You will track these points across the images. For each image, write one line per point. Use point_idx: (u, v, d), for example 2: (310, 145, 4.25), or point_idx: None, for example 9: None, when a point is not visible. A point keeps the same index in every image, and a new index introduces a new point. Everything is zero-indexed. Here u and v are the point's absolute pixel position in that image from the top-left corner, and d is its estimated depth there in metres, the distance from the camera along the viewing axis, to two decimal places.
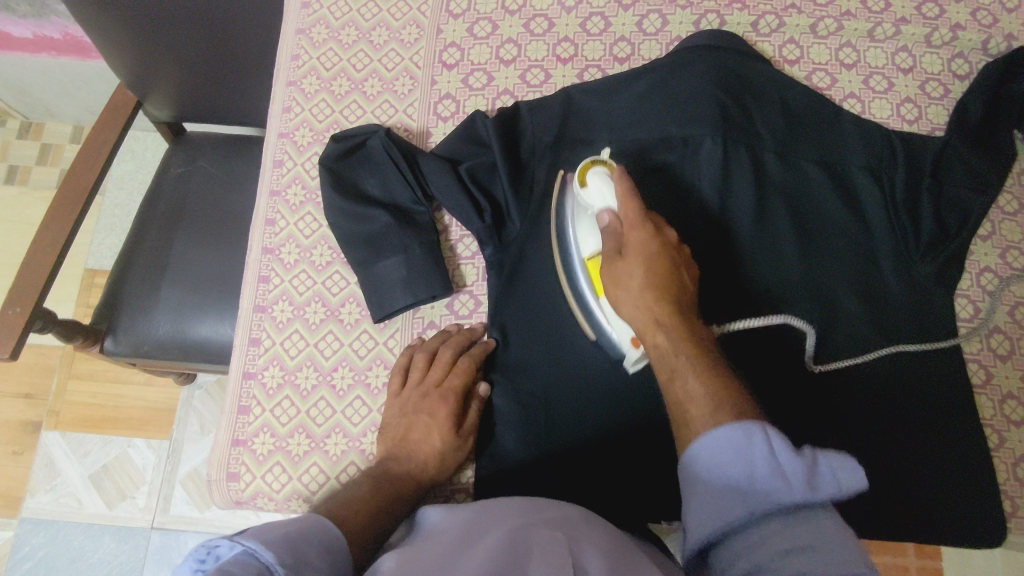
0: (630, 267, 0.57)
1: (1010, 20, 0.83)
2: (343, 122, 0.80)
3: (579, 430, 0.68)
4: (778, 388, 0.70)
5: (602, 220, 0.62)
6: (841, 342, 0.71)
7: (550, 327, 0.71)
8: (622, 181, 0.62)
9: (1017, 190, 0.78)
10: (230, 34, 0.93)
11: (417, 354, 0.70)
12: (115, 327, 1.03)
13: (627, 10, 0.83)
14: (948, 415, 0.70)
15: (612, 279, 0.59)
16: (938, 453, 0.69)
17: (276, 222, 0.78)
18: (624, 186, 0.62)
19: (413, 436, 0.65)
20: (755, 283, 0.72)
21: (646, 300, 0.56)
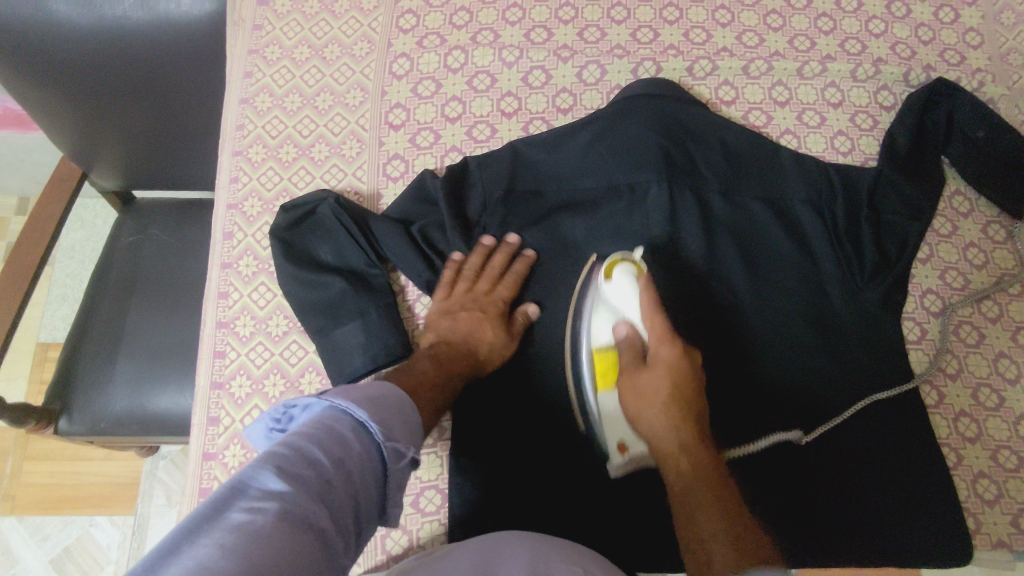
0: (655, 378, 0.62)
1: (926, 52, 0.88)
2: (293, 189, 0.80)
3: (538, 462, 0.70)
4: (747, 462, 0.70)
5: (619, 329, 0.67)
6: (795, 375, 0.73)
7: (511, 377, 0.72)
8: (649, 292, 0.67)
9: (948, 213, 0.82)
10: (174, 104, 0.93)
11: (469, 263, 0.74)
12: (70, 405, 0.99)
13: (566, 62, 0.85)
14: (907, 442, 0.71)
15: (631, 386, 0.63)
16: (899, 480, 0.70)
17: (229, 294, 0.77)
18: (651, 298, 0.66)
19: (461, 331, 0.70)
20: (706, 313, 0.74)
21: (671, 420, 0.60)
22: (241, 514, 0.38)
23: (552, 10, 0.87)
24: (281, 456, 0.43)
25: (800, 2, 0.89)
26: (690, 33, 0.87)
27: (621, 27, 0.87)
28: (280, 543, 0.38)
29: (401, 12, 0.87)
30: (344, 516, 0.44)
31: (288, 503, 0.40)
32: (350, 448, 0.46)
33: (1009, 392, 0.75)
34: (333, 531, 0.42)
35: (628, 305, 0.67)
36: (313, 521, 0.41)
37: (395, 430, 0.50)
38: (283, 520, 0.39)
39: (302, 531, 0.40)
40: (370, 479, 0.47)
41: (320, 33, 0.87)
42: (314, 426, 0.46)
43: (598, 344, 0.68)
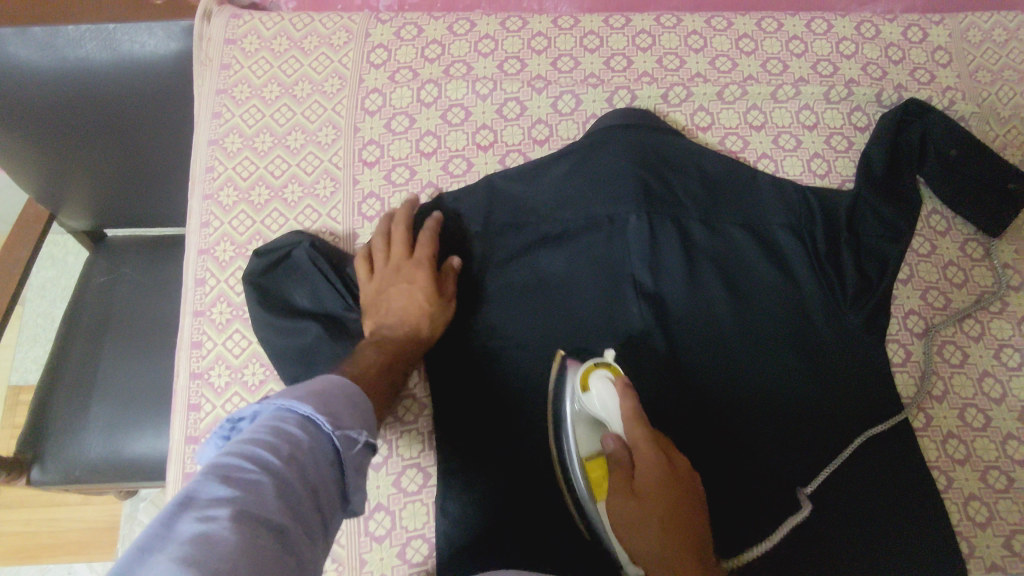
0: (646, 502, 0.53)
1: (897, 72, 0.88)
2: (266, 232, 0.78)
3: (526, 490, 0.68)
4: (737, 482, 0.69)
5: (608, 444, 0.58)
6: (782, 404, 0.72)
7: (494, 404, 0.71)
8: (625, 394, 0.59)
9: (926, 233, 0.82)
10: (142, 146, 0.91)
11: (376, 238, 0.73)
12: (42, 455, 0.96)
13: (541, 93, 0.84)
14: (895, 473, 0.71)
15: (623, 514, 0.54)
16: (886, 512, 0.69)
17: (203, 343, 0.75)
18: (630, 406, 0.58)
19: (397, 306, 0.68)
20: (689, 339, 0.74)
21: (674, 554, 0.50)
22: (195, 524, 0.35)
23: (524, 40, 0.87)
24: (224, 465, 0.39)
25: (771, 26, 0.90)
26: (663, 60, 0.87)
27: (594, 56, 0.87)
28: (235, 554, 0.34)
29: (371, 46, 0.86)
30: (309, 516, 0.41)
31: (240, 510, 0.37)
32: (303, 445, 0.42)
33: (995, 412, 0.75)
34: (295, 530, 0.39)
35: (613, 413, 0.60)
36: (271, 524, 0.37)
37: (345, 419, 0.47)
38: (236, 528, 0.35)
39: (259, 536, 0.36)
40: (328, 476, 0.44)
41: (290, 70, 0.86)
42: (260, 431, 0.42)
43: (586, 453, 0.62)
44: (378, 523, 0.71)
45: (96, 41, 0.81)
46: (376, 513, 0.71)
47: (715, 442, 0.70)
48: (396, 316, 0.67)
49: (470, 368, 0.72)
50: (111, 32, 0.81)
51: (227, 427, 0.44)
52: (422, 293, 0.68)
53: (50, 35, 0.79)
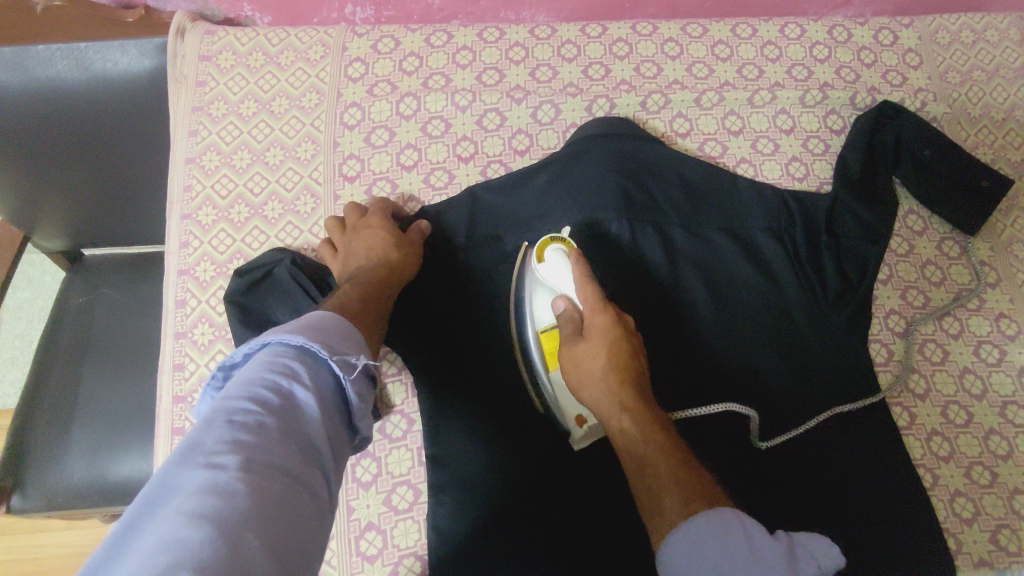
0: (592, 349, 0.63)
1: (870, 74, 0.89)
2: (247, 250, 0.78)
3: (516, 488, 0.68)
4: (727, 476, 0.70)
5: (559, 306, 0.68)
6: (769, 402, 0.72)
7: (486, 402, 0.71)
8: (579, 265, 0.68)
9: (904, 233, 0.84)
10: (117, 165, 0.89)
11: (336, 218, 0.76)
12: (24, 481, 0.94)
13: (520, 103, 0.84)
14: (880, 455, 0.72)
15: (573, 358, 0.64)
16: (878, 494, 0.70)
17: (185, 365, 0.74)
18: (582, 270, 0.68)
19: (367, 253, 0.70)
20: (677, 339, 0.74)
21: (613, 385, 0.60)
22: (205, 469, 0.37)
23: (502, 50, 0.87)
24: (226, 410, 0.42)
25: (746, 31, 0.90)
26: (640, 68, 0.88)
27: (572, 65, 0.87)
28: (248, 486, 0.38)
29: (348, 59, 0.85)
30: (317, 443, 0.45)
31: (246, 452, 0.39)
32: (301, 376, 0.47)
33: (977, 408, 0.76)
34: (303, 460, 0.43)
35: (563, 282, 0.69)
36: (276, 463, 0.40)
37: (341, 348, 0.51)
38: (244, 471, 0.38)
39: (266, 476, 0.39)
40: (329, 406, 0.48)
41: (267, 85, 0.85)
42: (262, 362, 0.46)
43: (542, 325, 0.70)
44: (370, 542, 0.70)
45: (68, 60, 0.80)
46: (367, 532, 0.70)
47: (701, 433, 0.71)
48: (363, 260, 0.69)
49: (452, 348, 0.73)
50: (82, 50, 0.80)
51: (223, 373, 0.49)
52: (388, 242, 0.71)
53: (19, 55, 0.79)
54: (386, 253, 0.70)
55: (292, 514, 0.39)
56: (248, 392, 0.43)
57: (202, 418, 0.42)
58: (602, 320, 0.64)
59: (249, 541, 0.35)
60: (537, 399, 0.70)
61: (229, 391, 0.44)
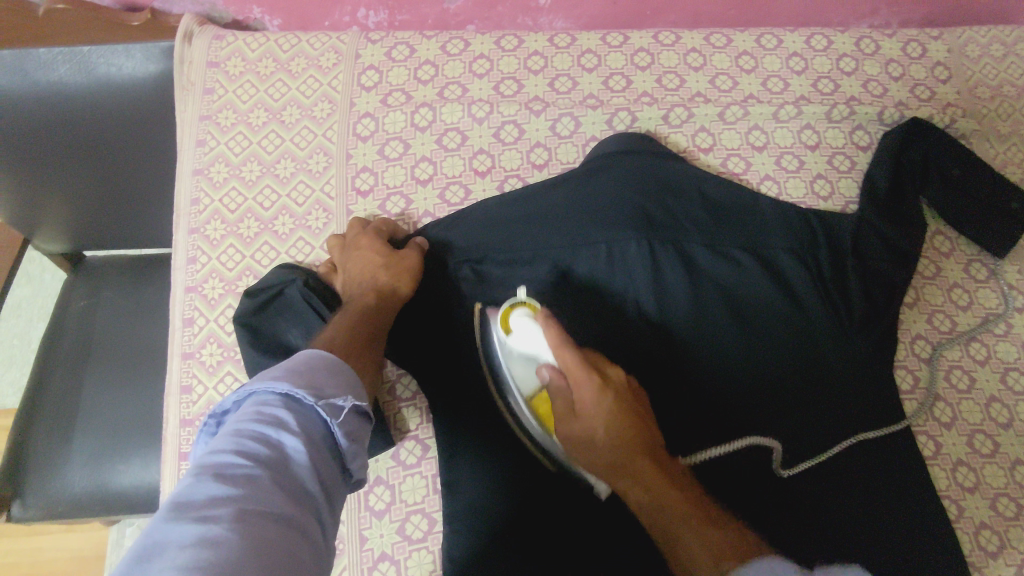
0: (591, 423, 0.57)
1: (898, 89, 0.87)
2: (256, 267, 0.76)
3: (532, 511, 0.65)
4: (749, 504, 0.67)
5: (543, 374, 0.61)
6: (793, 437, 0.69)
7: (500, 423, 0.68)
8: (547, 325, 0.60)
9: (930, 254, 0.82)
10: (122, 171, 0.87)
11: (335, 237, 0.74)
12: (22, 489, 0.91)
13: (539, 116, 0.82)
14: (898, 504, 0.69)
15: (570, 434, 0.59)
16: (895, 539, 0.68)
17: (193, 387, 0.73)
18: (551, 331, 0.60)
19: (361, 276, 0.68)
20: (700, 371, 0.70)
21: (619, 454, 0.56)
22: (194, 524, 0.35)
23: (521, 59, 0.84)
24: (212, 465, 0.39)
25: (771, 42, 0.88)
26: (662, 79, 0.85)
27: (592, 76, 0.84)
28: (243, 541, 0.35)
29: (362, 68, 0.83)
30: (311, 491, 0.42)
31: (237, 504, 0.37)
32: (289, 425, 0.44)
33: (1003, 437, 0.74)
34: (298, 512, 0.40)
35: (538, 347, 0.61)
36: (270, 511, 0.38)
37: (328, 387, 0.47)
38: (237, 523, 0.36)
39: (260, 527, 0.36)
40: (322, 450, 0.45)
41: (277, 93, 0.82)
42: (247, 414, 0.43)
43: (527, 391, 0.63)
44: (383, 573, 0.68)
45: (70, 63, 0.77)
46: (381, 563, 0.69)
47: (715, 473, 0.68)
48: (357, 284, 0.68)
49: (459, 366, 0.70)
50: (85, 54, 0.77)
51: (213, 423, 0.46)
52: (380, 260, 0.69)
53: (20, 59, 0.76)
54: (377, 273, 0.68)
55: (292, 563, 0.37)
56: (235, 444, 0.41)
57: (188, 474, 0.39)
58: (585, 387, 0.58)
59: None
60: (547, 459, 0.65)
61: (216, 444, 0.41)
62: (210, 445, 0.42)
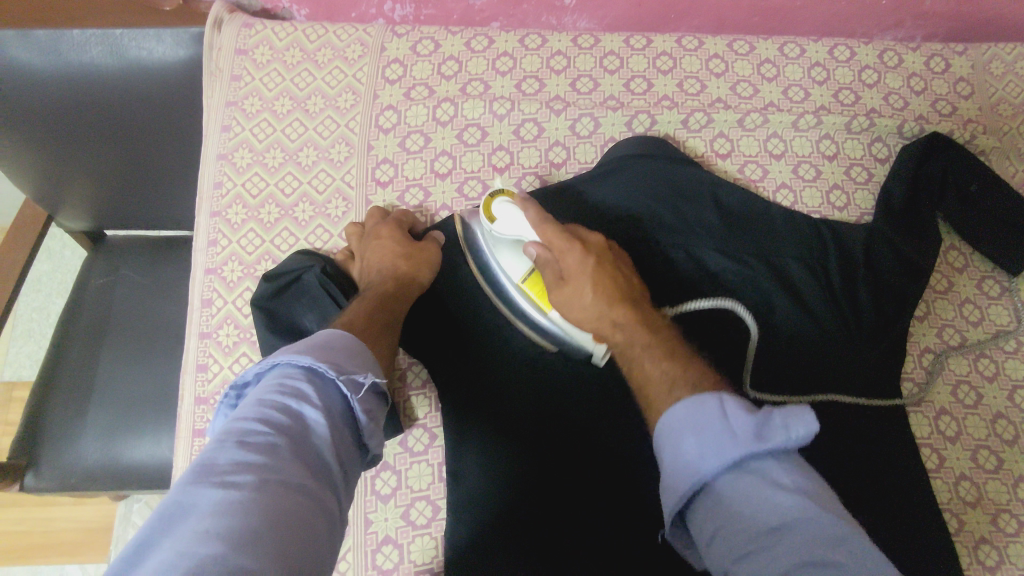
0: (578, 285, 0.62)
1: (919, 103, 0.87)
2: (275, 252, 0.78)
3: (535, 503, 0.66)
4: None
5: (529, 253, 0.65)
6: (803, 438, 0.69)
7: (508, 414, 0.68)
8: (529, 206, 0.66)
9: (944, 269, 0.82)
10: (147, 152, 0.88)
11: (355, 226, 0.76)
12: (37, 459, 0.93)
13: (559, 115, 0.83)
14: (909, 515, 0.68)
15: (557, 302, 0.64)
16: (903, 551, 0.67)
17: (208, 366, 0.75)
18: (533, 211, 0.66)
19: (377, 263, 0.69)
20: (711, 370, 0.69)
21: (602, 304, 0.61)
22: (217, 489, 0.36)
23: (544, 58, 0.85)
24: (235, 432, 0.40)
25: (793, 51, 0.88)
26: (683, 84, 0.86)
27: (613, 78, 0.85)
28: (263, 508, 0.36)
29: (387, 60, 0.84)
30: (329, 463, 0.44)
31: (259, 470, 0.38)
32: (309, 395, 0.45)
33: (1008, 454, 0.74)
34: (316, 483, 0.41)
35: (521, 228, 0.66)
36: (291, 481, 0.39)
37: (349, 366, 0.48)
38: (258, 489, 0.37)
39: (280, 494, 0.38)
40: (341, 425, 0.46)
41: (302, 83, 0.84)
42: (270, 383, 0.45)
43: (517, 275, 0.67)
44: (386, 556, 0.70)
45: (102, 46, 0.78)
46: (384, 546, 0.70)
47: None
48: (374, 272, 0.69)
49: (470, 355, 0.71)
50: (117, 36, 0.78)
51: (235, 394, 0.48)
52: (398, 249, 0.70)
53: (54, 39, 0.77)
54: (394, 262, 0.69)
55: (309, 530, 0.38)
56: (258, 413, 0.42)
57: (212, 441, 0.41)
58: (568, 252, 0.64)
59: (266, 556, 0.34)
60: (544, 340, 0.69)
61: (239, 412, 0.43)
62: (234, 412, 0.43)
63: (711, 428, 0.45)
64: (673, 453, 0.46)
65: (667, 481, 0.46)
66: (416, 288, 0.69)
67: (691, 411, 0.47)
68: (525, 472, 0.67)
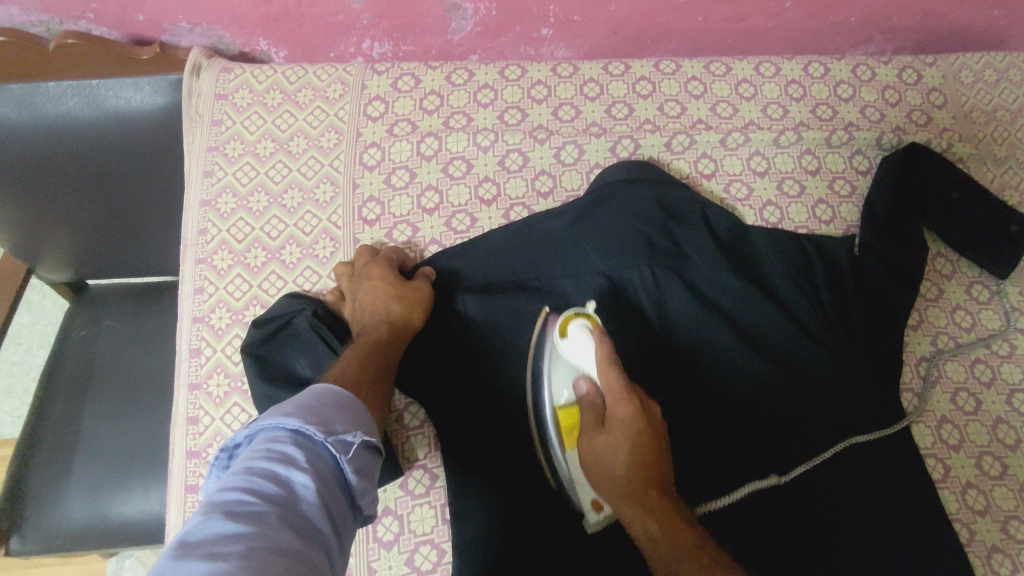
0: (613, 444, 0.56)
1: (895, 114, 0.88)
2: (263, 296, 0.77)
3: (541, 523, 0.65)
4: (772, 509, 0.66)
5: (580, 388, 0.62)
6: (810, 436, 0.68)
7: (505, 438, 0.68)
8: (603, 342, 0.62)
9: (933, 276, 0.82)
10: (129, 202, 0.87)
11: (343, 266, 0.75)
12: (21, 523, 0.89)
13: (543, 144, 0.83)
14: (920, 507, 0.68)
15: (593, 455, 0.58)
16: (911, 564, 0.66)
17: (199, 419, 0.73)
18: (604, 349, 0.61)
19: (370, 305, 0.69)
20: (710, 387, 0.69)
21: (632, 488, 0.55)
22: (201, 567, 0.34)
23: (524, 89, 0.85)
24: (221, 502, 0.39)
25: (769, 70, 0.89)
26: (664, 107, 0.87)
27: (594, 104, 0.86)
28: None
29: (368, 98, 0.84)
30: (320, 529, 0.42)
31: (247, 543, 0.37)
32: (297, 459, 0.43)
33: (1011, 459, 0.74)
34: (306, 552, 0.39)
35: (586, 361, 0.63)
36: (279, 550, 0.37)
37: (338, 423, 0.47)
38: (246, 561, 0.35)
39: (268, 568, 0.36)
40: (333, 486, 0.44)
41: (285, 124, 0.83)
42: (260, 447, 0.43)
43: (560, 401, 0.65)
44: None
45: (79, 97, 0.80)
46: None
47: (730, 525, 0.65)
48: (367, 314, 0.68)
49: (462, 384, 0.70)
50: (95, 88, 0.80)
51: (222, 459, 0.46)
52: (390, 291, 0.69)
53: (30, 93, 0.78)
54: (386, 303, 0.68)
55: None
56: (245, 482, 0.41)
57: (197, 513, 0.39)
58: (624, 410, 0.57)
59: None
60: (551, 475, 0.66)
61: (226, 480, 0.41)
62: (220, 481, 0.42)
63: None
64: None
65: None
66: (409, 328, 0.68)
67: None
68: (523, 500, 0.66)
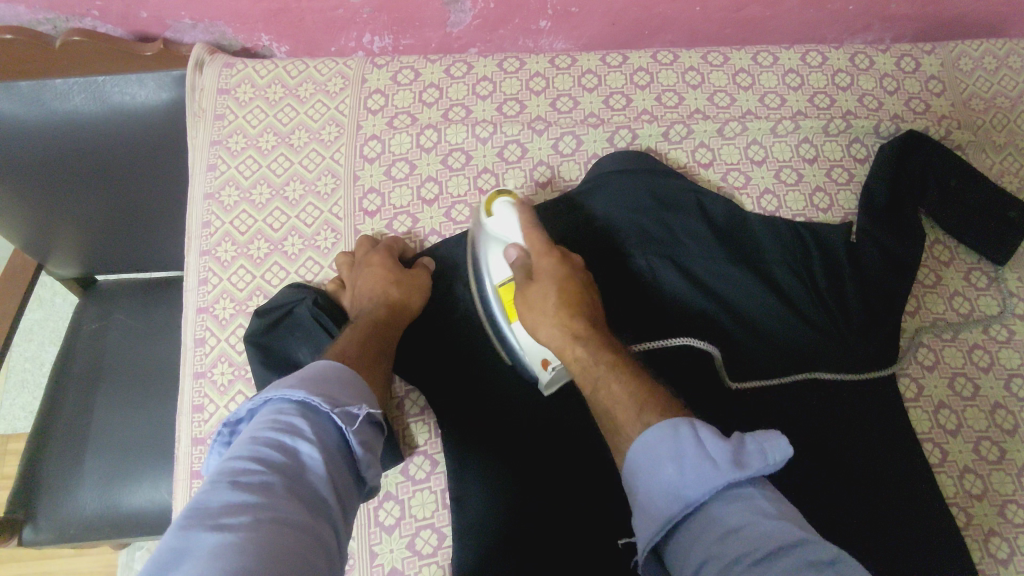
0: (544, 289, 0.63)
1: (893, 102, 0.88)
2: (266, 287, 0.78)
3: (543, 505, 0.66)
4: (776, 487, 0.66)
5: (511, 254, 0.67)
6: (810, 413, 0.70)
7: (505, 423, 0.69)
8: (525, 214, 0.68)
9: (931, 263, 0.82)
10: (135, 196, 0.89)
11: (344, 256, 0.76)
12: (34, 512, 0.91)
13: (541, 135, 0.84)
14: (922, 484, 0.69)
15: (526, 304, 0.64)
16: (918, 538, 0.66)
17: (204, 407, 0.74)
18: (529, 219, 0.67)
19: (368, 291, 0.69)
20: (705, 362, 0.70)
21: (564, 321, 0.62)
22: (211, 533, 0.36)
23: (523, 80, 0.86)
24: (229, 471, 0.40)
25: (767, 60, 0.90)
26: (661, 97, 0.87)
27: (593, 95, 0.86)
28: (257, 550, 0.36)
29: (368, 92, 0.85)
30: (325, 497, 0.43)
31: (254, 512, 0.38)
32: (302, 429, 0.44)
33: (1009, 444, 0.75)
34: (312, 520, 0.41)
35: (512, 232, 0.67)
36: (285, 518, 0.39)
37: (343, 398, 0.48)
38: (253, 529, 0.37)
39: (274, 535, 0.37)
40: (336, 457, 0.46)
41: (286, 118, 0.85)
42: (265, 418, 0.45)
43: (499, 279, 0.68)
44: None
45: (84, 93, 0.81)
46: None
47: None
48: (366, 300, 0.69)
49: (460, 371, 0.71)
50: (101, 83, 0.81)
51: (228, 431, 0.48)
52: (389, 277, 0.70)
53: (38, 90, 0.80)
54: (385, 289, 0.69)
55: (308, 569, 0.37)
56: (252, 452, 0.42)
57: (206, 482, 0.41)
58: (549, 263, 0.65)
59: None
60: (502, 351, 0.70)
61: (233, 451, 0.42)
62: (227, 451, 0.43)
63: (687, 456, 0.46)
64: (652, 480, 0.47)
65: (647, 507, 0.47)
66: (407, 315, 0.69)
67: (665, 440, 0.48)
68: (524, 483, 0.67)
